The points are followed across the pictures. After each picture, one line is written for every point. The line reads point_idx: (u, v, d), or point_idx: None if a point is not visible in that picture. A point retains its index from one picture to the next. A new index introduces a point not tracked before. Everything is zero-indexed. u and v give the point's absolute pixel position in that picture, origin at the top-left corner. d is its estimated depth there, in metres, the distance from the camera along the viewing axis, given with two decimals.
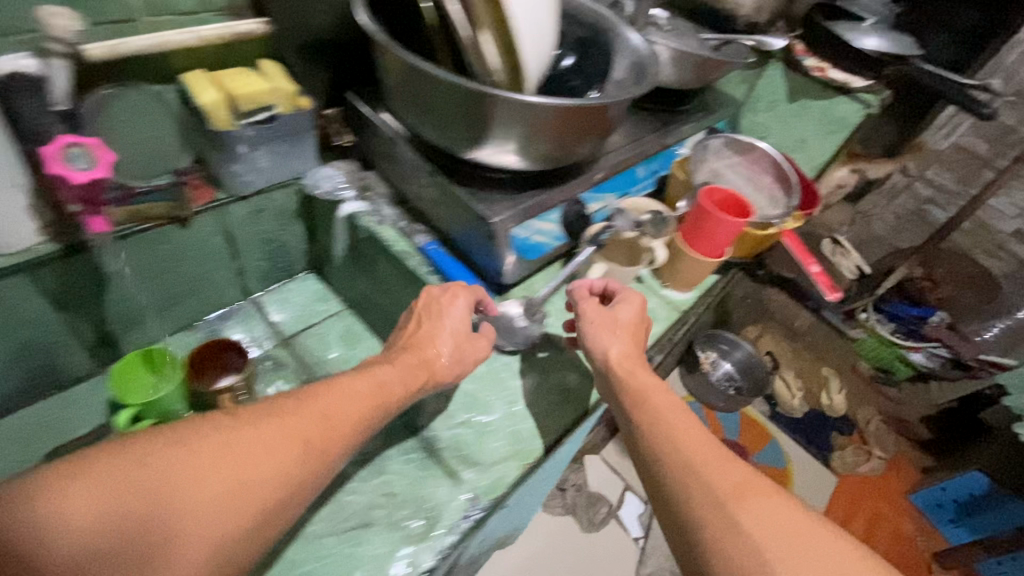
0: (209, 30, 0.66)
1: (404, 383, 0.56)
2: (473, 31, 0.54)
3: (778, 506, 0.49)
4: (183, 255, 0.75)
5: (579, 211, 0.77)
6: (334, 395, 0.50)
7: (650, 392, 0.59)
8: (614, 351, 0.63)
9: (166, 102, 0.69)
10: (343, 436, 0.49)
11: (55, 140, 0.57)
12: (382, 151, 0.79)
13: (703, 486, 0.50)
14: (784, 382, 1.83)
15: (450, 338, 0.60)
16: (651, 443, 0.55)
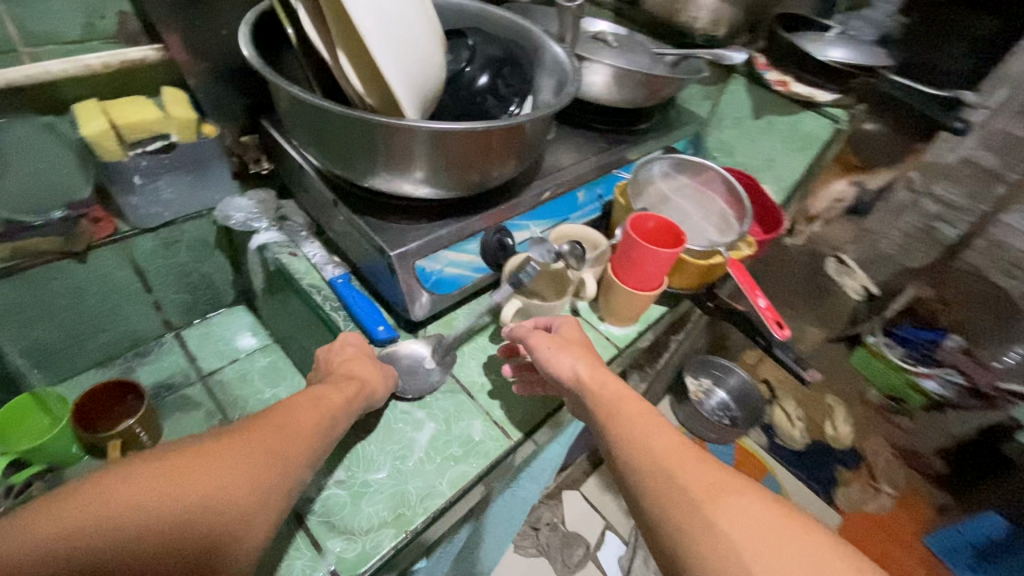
0: (96, 58, 0.64)
1: (352, 404, 0.51)
2: (334, 54, 0.50)
3: (753, 504, 0.44)
4: (84, 290, 0.72)
5: (502, 240, 0.69)
6: (290, 410, 0.47)
7: (618, 400, 0.53)
8: (579, 366, 0.56)
9: (61, 133, 0.66)
10: (312, 442, 0.45)
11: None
12: (298, 181, 0.75)
13: (677, 490, 0.45)
14: (784, 411, 1.67)
15: (363, 361, 0.57)
16: (619, 453, 0.49)
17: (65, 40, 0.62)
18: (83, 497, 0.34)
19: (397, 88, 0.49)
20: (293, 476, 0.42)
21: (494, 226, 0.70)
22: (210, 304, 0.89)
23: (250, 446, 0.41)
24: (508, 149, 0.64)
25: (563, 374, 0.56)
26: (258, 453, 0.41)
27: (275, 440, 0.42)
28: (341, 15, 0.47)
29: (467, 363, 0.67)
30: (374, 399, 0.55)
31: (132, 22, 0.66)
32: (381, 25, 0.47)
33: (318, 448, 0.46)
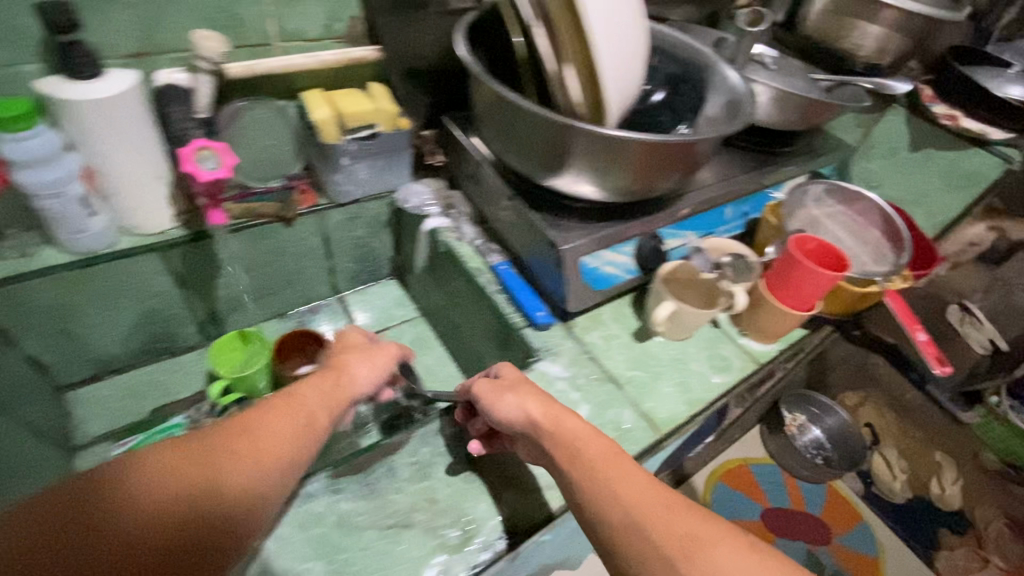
0: (330, 55, 0.74)
1: (329, 404, 0.53)
2: (559, 66, 0.56)
3: (727, 555, 0.43)
4: (285, 250, 0.84)
5: (656, 246, 0.74)
6: (266, 411, 0.48)
7: (582, 441, 0.50)
8: (530, 410, 0.54)
9: (287, 116, 0.78)
10: (289, 447, 0.47)
11: (189, 143, 0.61)
12: (470, 174, 0.83)
13: (652, 546, 0.44)
14: (882, 458, 1.33)
15: (362, 358, 0.60)
16: (589, 503, 0.47)
17: (307, 37, 0.73)
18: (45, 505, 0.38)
19: (613, 99, 0.55)
20: (260, 473, 0.44)
21: (652, 232, 0.74)
22: (369, 276, 1.00)
23: (215, 452, 0.43)
24: (683, 162, 0.67)
25: (511, 417, 0.54)
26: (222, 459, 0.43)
27: (243, 448, 0.44)
28: (578, 33, 0.53)
29: (614, 356, 0.71)
30: (354, 391, 0.57)
31: (358, 25, 0.76)
32: (612, 41, 0.53)
33: (292, 449, 0.47)
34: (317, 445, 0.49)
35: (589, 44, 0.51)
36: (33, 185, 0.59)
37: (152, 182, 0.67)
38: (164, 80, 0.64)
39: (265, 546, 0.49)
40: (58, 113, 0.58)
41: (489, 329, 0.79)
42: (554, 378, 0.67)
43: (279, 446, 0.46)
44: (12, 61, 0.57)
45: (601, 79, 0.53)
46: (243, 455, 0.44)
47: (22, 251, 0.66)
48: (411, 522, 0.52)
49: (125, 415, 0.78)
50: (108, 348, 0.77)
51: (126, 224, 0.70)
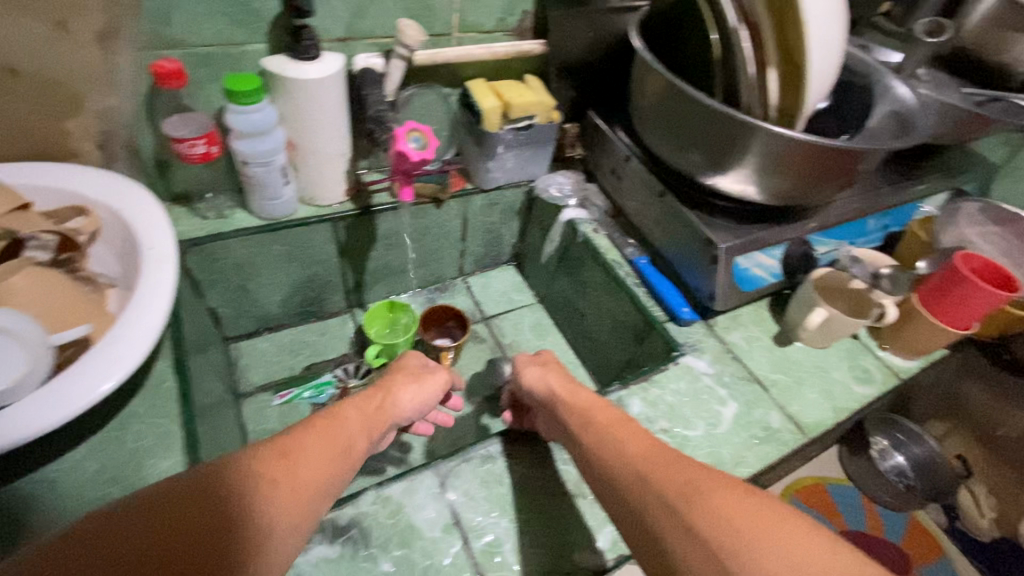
0: (501, 47, 0.78)
1: (370, 429, 0.51)
2: (761, 70, 0.59)
3: (731, 495, 0.41)
4: (430, 229, 0.89)
5: (805, 252, 0.74)
6: (307, 432, 0.45)
7: (590, 411, 0.54)
8: (551, 383, 0.61)
9: (449, 103, 0.82)
10: (327, 469, 0.43)
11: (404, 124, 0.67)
12: (611, 167, 0.85)
13: (655, 495, 0.43)
14: (972, 498, 1.09)
15: (405, 387, 0.58)
16: (601, 457, 0.49)
17: (481, 29, 0.77)
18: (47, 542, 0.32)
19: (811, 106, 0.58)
20: (306, 503, 0.40)
21: (802, 237, 0.74)
22: (492, 261, 1.04)
23: (248, 476, 0.39)
24: (848, 178, 0.67)
25: (535, 387, 0.62)
26: (255, 483, 0.39)
27: (278, 470, 0.40)
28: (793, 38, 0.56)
29: (756, 357, 0.72)
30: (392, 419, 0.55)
31: (527, 19, 0.79)
32: (824, 53, 0.56)
33: (334, 479, 0.44)
34: (351, 470, 0.46)
35: (805, 53, 0.55)
36: (249, 154, 0.66)
37: (336, 158, 0.73)
38: (362, 64, 0.69)
39: (455, 498, 0.53)
40: (277, 89, 0.64)
41: (622, 319, 0.82)
42: (701, 373, 0.68)
43: (317, 467, 0.42)
44: (245, 41, 0.63)
45: (807, 86, 0.56)
46: (281, 478, 0.40)
47: (219, 213, 0.73)
48: (581, 493, 0.56)
49: (280, 369, 0.85)
50: (270, 307, 0.84)
51: (306, 194, 0.76)
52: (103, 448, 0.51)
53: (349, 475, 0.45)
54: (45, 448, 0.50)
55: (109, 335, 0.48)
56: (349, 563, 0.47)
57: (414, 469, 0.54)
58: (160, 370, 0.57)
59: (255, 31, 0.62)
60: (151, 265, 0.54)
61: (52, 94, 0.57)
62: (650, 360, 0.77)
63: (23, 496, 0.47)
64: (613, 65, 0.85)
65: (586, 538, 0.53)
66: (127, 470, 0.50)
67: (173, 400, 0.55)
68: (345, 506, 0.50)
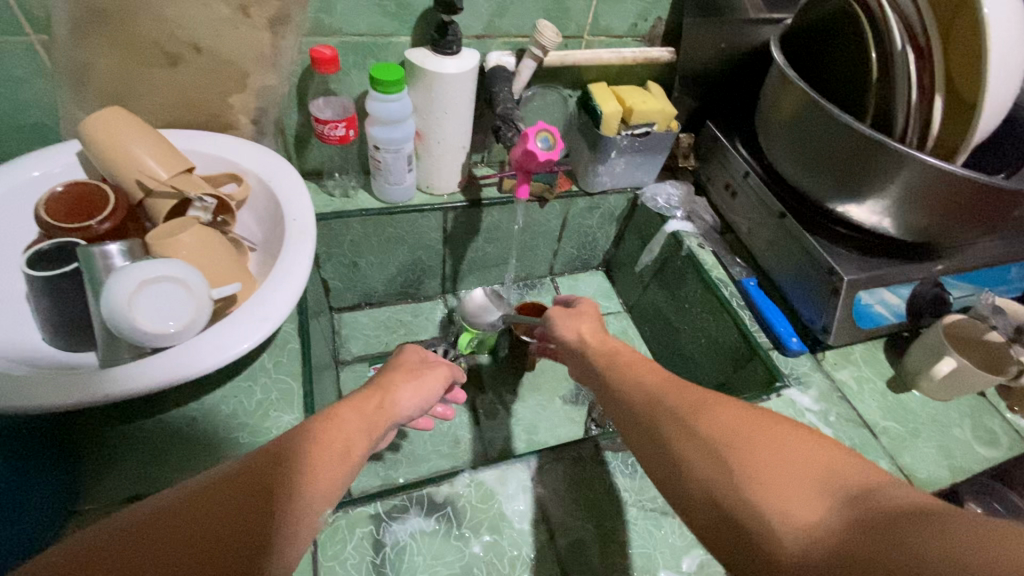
0: (630, 52, 0.78)
1: (371, 429, 0.45)
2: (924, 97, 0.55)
3: (735, 407, 0.39)
4: (530, 226, 0.91)
5: (936, 294, 0.69)
6: (307, 435, 0.40)
7: (618, 353, 0.53)
8: (582, 330, 0.60)
9: (567, 105, 0.84)
10: (329, 477, 0.38)
11: (537, 123, 0.68)
12: (726, 183, 0.82)
13: (665, 412, 0.41)
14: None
15: (409, 387, 0.52)
16: (620, 394, 0.47)
17: (612, 34, 0.77)
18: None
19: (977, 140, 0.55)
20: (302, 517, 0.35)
21: (933, 279, 0.69)
22: (582, 264, 1.05)
23: (242, 487, 0.34)
24: (998, 223, 0.62)
25: (568, 337, 0.61)
26: (248, 495, 0.34)
27: (276, 478, 0.35)
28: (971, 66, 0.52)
29: (867, 401, 0.67)
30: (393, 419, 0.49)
31: (660, 26, 0.79)
32: (1003, 86, 0.53)
33: (333, 487, 0.39)
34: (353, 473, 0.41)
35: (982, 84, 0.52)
36: (382, 140, 0.70)
37: (457, 150, 0.76)
38: (494, 61, 0.72)
39: (545, 495, 0.54)
40: (417, 81, 0.68)
41: (720, 339, 0.79)
42: (804, 409, 0.65)
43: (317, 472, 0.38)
44: (394, 33, 0.67)
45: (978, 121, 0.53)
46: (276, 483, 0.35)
47: (345, 192, 0.78)
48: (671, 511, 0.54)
49: (375, 344, 0.90)
50: (375, 284, 0.89)
51: (424, 182, 0.80)
52: (235, 396, 0.56)
53: (347, 480, 0.40)
54: (188, 389, 0.56)
55: (254, 296, 0.53)
56: (441, 540, 0.49)
57: (507, 459, 0.55)
58: (286, 331, 0.62)
59: (404, 24, 0.66)
60: (294, 236, 0.58)
61: (224, 71, 0.64)
62: (748, 387, 0.74)
63: (169, 429, 0.53)
64: (740, 77, 0.83)
65: (672, 556, 0.51)
66: (254, 420, 0.54)
67: (295, 362, 0.60)
68: (441, 484, 0.52)
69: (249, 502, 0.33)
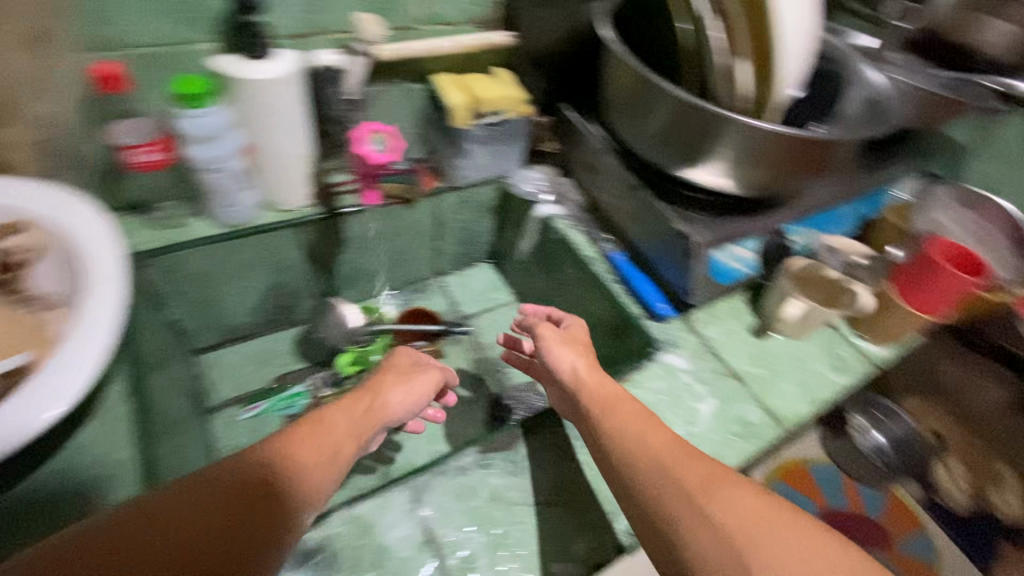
0: (468, 39, 0.76)
1: (357, 432, 0.50)
2: (733, 60, 0.58)
3: (747, 495, 0.43)
4: (401, 230, 0.85)
5: (779, 242, 0.74)
6: (294, 438, 0.46)
7: (615, 399, 0.54)
8: (576, 361, 0.59)
9: (415, 99, 0.79)
10: (314, 480, 0.44)
11: (360, 127, 0.71)
12: (586, 161, 0.83)
13: (674, 489, 0.44)
14: (947, 469, 0.76)
15: (403, 389, 0.57)
16: (615, 452, 0.49)
17: (446, 21, 0.75)
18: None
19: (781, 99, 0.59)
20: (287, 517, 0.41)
21: (777, 229, 0.73)
22: (468, 258, 1.00)
23: (235, 491, 0.41)
24: (822, 169, 0.66)
25: (560, 366, 0.59)
26: (239, 499, 0.40)
27: (266, 484, 0.42)
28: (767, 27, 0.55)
29: (735, 352, 0.71)
30: (387, 419, 0.55)
31: (494, 10, 0.77)
32: (797, 49, 0.56)
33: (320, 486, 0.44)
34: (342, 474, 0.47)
35: (778, 48, 0.55)
36: (204, 160, 0.64)
37: (297, 161, 0.69)
38: (322, 61, 0.67)
39: (429, 514, 0.51)
40: (230, 90, 0.62)
41: (601, 316, 0.80)
42: (678, 370, 0.68)
43: (297, 478, 0.43)
44: (190, 39, 0.61)
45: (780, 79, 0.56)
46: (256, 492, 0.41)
47: (175, 222, 0.70)
48: (559, 501, 0.54)
49: (250, 382, 0.82)
50: (236, 317, 0.81)
51: (271, 200, 0.73)
52: (81, 450, 0.51)
53: (333, 484, 0.45)
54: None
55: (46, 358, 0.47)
56: None
57: (384, 484, 0.52)
58: (113, 395, 0.55)
59: (198, 28, 0.61)
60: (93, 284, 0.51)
61: None
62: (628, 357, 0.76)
63: None
64: (585, 55, 0.83)
65: (564, 548, 0.51)
66: (76, 498, 0.48)
67: (123, 423, 0.53)
68: (312, 528, 0.48)
69: (239, 505, 0.40)
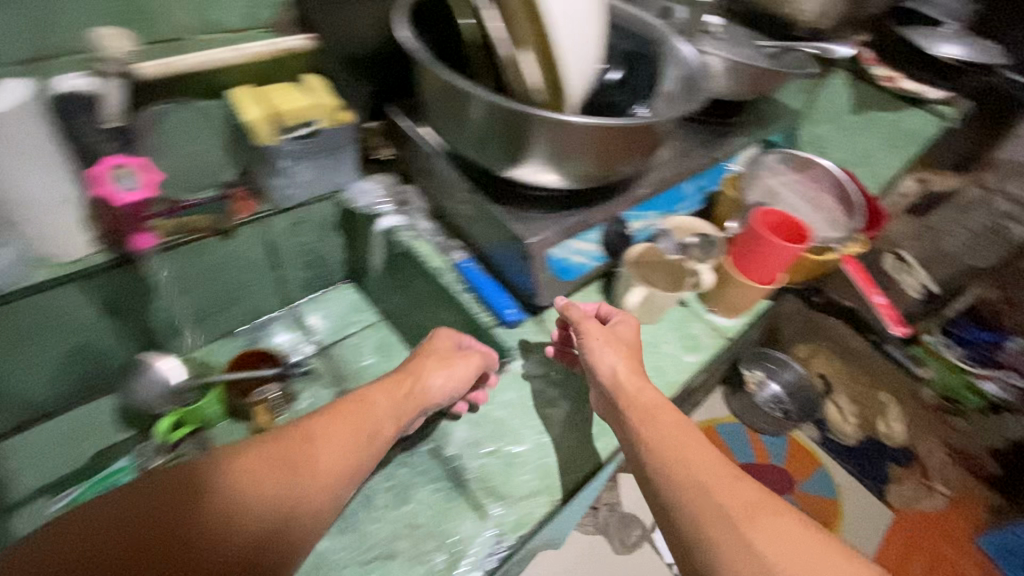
0: (255, 47, 0.67)
1: (398, 415, 0.56)
2: (515, 51, 0.54)
3: (786, 522, 0.46)
4: (225, 265, 0.76)
5: (620, 231, 0.72)
6: (337, 424, 0.53)
7: (656, 409, 0.56)
8: (618, 365, 0.59)
9: (212, 118, 0.70)
10: (349, 461, 0.51)
11: (102, 161, 0.61)
12: (422, 167, 0.78)
13: (715, 509, 0.47)
14: (836, 407, 1.11)
15: (442, 372, 0.60)
16: (657, 469, 0.51)
17: (227, 28, 0.66)
18: (79, 507, 0.44)
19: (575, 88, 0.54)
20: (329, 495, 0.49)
21: (617, 217, 0.71)
22: (323, 281, 0.93)
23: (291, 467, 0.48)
24: (644, 150, 0.63)
25: (602, 368, 0.59)
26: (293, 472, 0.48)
27: (313, 464, 0.49)
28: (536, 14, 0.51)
29: None
30: (423, 402, 0.59)
31: (285, 11, 0.69)
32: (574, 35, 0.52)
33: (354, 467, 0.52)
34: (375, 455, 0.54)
35: (550, 35, 0.50)
36: None
37: (58, 206, 0.59)
38: (65, 86, 0.56)
39: None
40: None
41: (457, 327, 0.76)
42: (529, 379, 0.65)
43: (336, 459, 0.51)
44: None
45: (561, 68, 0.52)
46: (295, 467, 0.48)
47: None
48: (393, 552, 0.52)
49: (65, 464, 0.72)
50: (34, 393, 0.71)
51: (40, 253, 0.61)
52: None
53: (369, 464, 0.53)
54: None
55: None
56: None
57: None
58: None
59: None
60: None
61: None
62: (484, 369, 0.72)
63: None
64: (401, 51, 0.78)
65: None
66: None
67: None
68: None
69: (294, 478, 0.48)
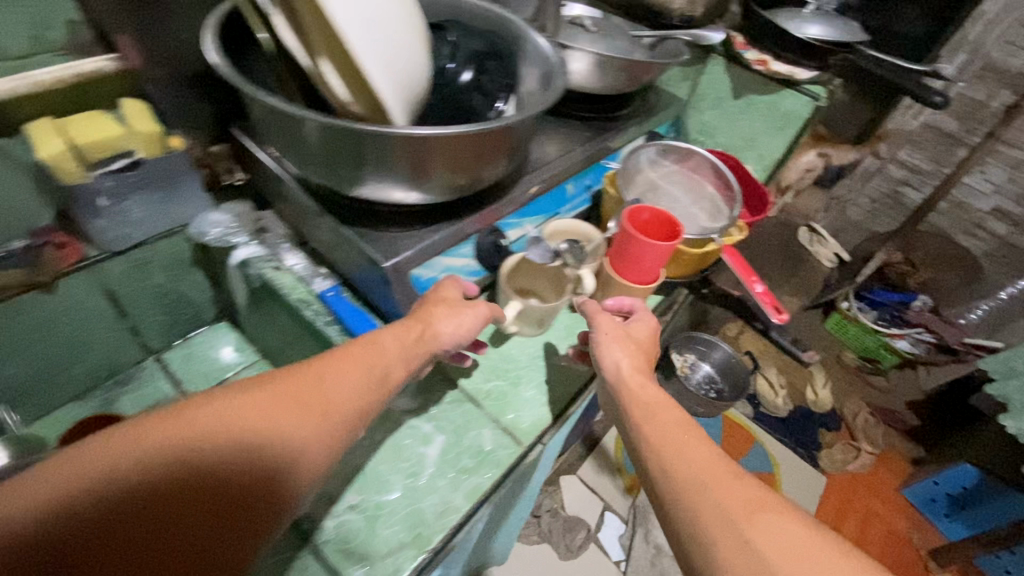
0: (46, 73, 0.58)
1: (409, 359, 0.50)
2: (314, 60, 0.49)
3: (791, 521, 0.41)
4: (54, 323, 0.67)
5: (495, 241, 0.67)
6: (347, 361, 0.46)
7: (655, 407, 0.52)
8: (623, 361, 0.57)
9: (14, 157, 0.60)
10: (365, 399, 0.45)
11: None
12: (276, 190, 0.71)
13: (713, 506, 0.42)
14: (766, 380, 1.48)
15: (454, 316, 0.54)
16: (654, 466, 0.47)
17: (10, 55, 0.57)
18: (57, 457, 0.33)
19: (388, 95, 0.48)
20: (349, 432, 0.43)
21: (488, 227, 0.67)
22: (191, 323, 0.85)
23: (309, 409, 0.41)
24: (497, 154, 0.58)
25: (608, 365, 0.57)
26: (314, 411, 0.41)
27: (331, 402, 0.43)
28: (319, 17, 0.45)
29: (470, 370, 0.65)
30: (438, 348, 0.53)
31: (82, 31, 0.61)
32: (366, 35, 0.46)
33: (371, 405, 0.45)
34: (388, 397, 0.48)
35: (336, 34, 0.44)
36: None
37: None
38: None
39: None
40: None
41: None
42: (404, 416, 0.60)
43: (351, 396, 0.44)
44: None
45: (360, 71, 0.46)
46: (314, 403, 0.42)
47: None
48: None
49: None
50: None
51: None
52: None
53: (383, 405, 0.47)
54: None
55: None
56: None
57: None
58: None
59: None
60: None
61: None
62: None
63: None
64: None
65: None
66: None
67: None
68: None
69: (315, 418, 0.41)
